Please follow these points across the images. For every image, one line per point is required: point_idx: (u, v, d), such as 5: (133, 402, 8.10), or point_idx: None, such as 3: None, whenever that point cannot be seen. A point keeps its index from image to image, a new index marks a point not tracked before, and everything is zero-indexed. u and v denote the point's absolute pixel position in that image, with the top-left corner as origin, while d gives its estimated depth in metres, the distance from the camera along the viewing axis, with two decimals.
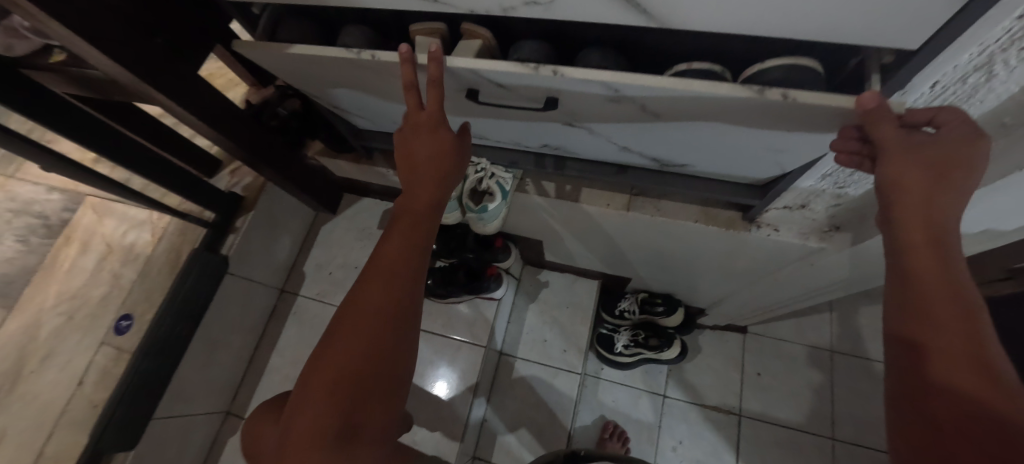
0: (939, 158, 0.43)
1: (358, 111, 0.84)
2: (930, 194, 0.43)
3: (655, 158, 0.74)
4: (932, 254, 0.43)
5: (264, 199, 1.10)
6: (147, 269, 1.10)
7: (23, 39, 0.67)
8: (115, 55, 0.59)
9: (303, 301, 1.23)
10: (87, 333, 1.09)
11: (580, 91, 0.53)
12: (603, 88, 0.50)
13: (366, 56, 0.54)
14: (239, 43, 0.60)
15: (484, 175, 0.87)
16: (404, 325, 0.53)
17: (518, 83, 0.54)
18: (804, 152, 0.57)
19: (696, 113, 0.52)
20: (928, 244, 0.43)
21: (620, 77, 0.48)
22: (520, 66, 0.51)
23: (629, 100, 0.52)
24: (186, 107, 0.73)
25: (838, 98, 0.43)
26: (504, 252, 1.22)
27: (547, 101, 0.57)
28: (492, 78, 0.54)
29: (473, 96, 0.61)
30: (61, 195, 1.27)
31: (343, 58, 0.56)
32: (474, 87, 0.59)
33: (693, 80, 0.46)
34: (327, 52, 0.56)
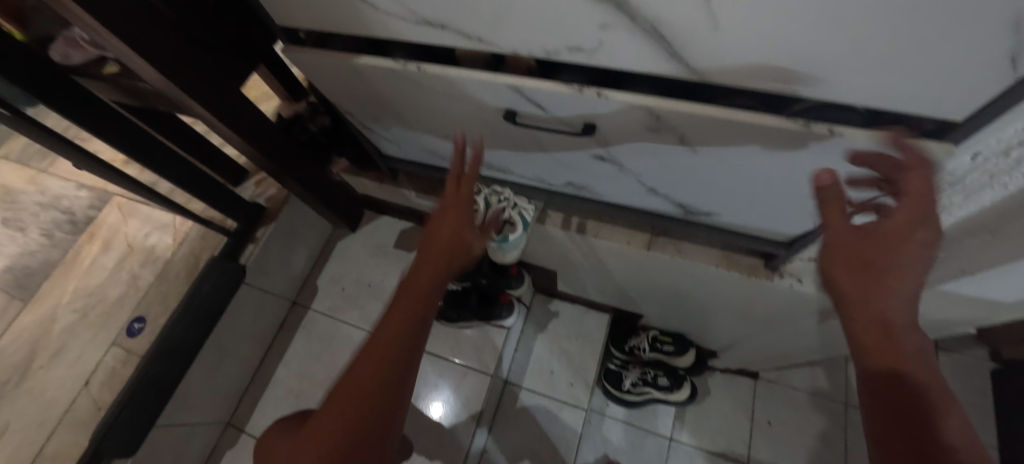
0: (886, 239, 0.40)
1: (385, 132, 0.85)
2: (874, 284, 0.40)
3: (679, 205, 0.74)
4: (886, 338, 0.39)
5: (286, 210, 1.11)
6: (165, 273, 1.11)
7: (80, 49, 0.70)
8: (164, 70, 0.61)
9: (314, 315, 1.22)
10: (100, 331, 1.09)
11: (621, 118, 0.54)
12: (645, 115, 0.51)
13: (412, 67, 0.58)
14: (290, 49, 0.65)
15: (507, 205, 0.88)
16: (391, 405, 0.52)
17: (559, 106, 0.55)
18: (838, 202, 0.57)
19: (737, 148, 0.52)
20: (885, 331, 0.40)
21: (663, 102, 0.49)
22: (564, 87, 0.52)
23: (669, 130, 0.53)
24: (224, 120, 0.74)
25: (882, 135, 0.44)
26: (517, 279, 1.20)
27: (585, 127, 0.57)
28: (534, 99, 0.55)
29: (512, 118, 0.60)
30: (88, 191, 1.29)
31: (389, 68, 0.59)
32: (513, 108, 0.59)
33: (737, 112, 0.48)
34: (375, 61, 0.60)
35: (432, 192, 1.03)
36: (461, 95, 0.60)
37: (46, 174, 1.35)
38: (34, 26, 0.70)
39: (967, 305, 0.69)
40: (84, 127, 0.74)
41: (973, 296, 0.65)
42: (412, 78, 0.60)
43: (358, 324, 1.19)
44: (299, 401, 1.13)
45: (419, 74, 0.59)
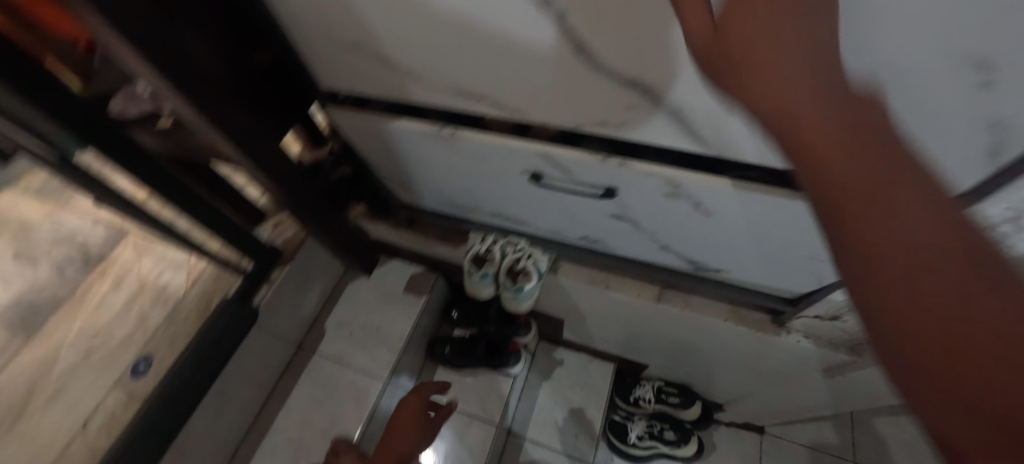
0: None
1: (410, 183, 0.90)
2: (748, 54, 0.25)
3: (691, 260, 0.77)
4: (795, 123, 0.24)
5: (302, 253, 1.13)
6: (176, 313, 1.11)
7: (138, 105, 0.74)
8: (215, 122, 0.65)
9: (320, 359, 1.19)
10: (102, 372, 1.08)
11: (641, 186, 0.58)
12: (663, 182, 0.56)
13: (447, 132, 0.64)
14: (333, 110, 0.72)
15: (522, 255, 0.91)
16: None
17: (583, 172, 0.60)
18: None
19: (752, 215, 0.56)
20: (790, 123, 0.24)
21: (682, 173, 0.54)
22: (588, 155, 0.57)
23: (687, 197, 0.57)
24: (260, 167, 0.77)
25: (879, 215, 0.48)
26: (525, 327, 1.22)
27: (606, 191, 0.62)
28: (560, 164, 0.60)
29: (536, 180, 0.66)
30: (105, 228, 1.32)
31: (425, 132, 0.66)
32: (538, 170, 0.64)
33: (750, 183, 0.52)
34: (412, 125, 0.67)
35: (446, 241, 1.06)
36: (492, 156, 0.65)
37: (64, 210, 1.37)
38: (97, 83, 0.78)
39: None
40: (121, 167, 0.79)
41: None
42: (446, 142, 0.66)
43: (365, 370, 1.16)
44: (300, 452, 1.08)
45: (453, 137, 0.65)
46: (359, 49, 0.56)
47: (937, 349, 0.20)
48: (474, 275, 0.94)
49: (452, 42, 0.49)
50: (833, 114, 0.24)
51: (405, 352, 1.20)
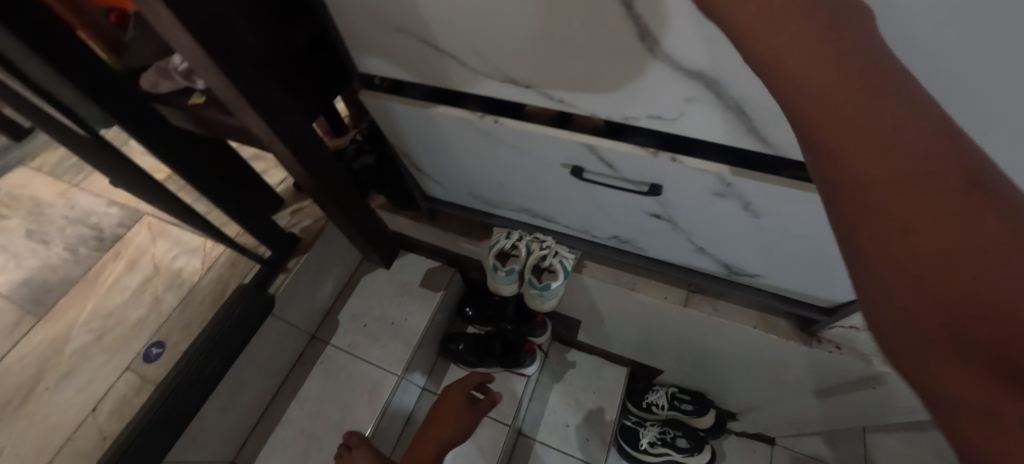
0: None
1: (437, 175, 0.89)
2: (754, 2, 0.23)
3: (725, 264, 0.75)
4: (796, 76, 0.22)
5: (319, 243, 1.11)
6: (191, 298, 1.10)
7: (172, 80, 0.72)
8: (251, 100, 0.64)
9: (333, 351, 1.17)
10: (114, 355, 1.06)
11: (690, 183, 0.56)
12: (716, 179, 0.54)
13: (489, 121, 0.61)
14: (367, 95, 0.69)
15: (548, 253, 0.88)
16: None
17: (630, 167, 0.58)
18: None
19: (807, 220, 0.54)
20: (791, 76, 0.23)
21: (737, 171, 0.52)
22: (637, 149, 0.55)
23: (737, 196, 0.55)
24: (290, 152, 0.75)
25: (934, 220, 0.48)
26: (541, 327, 1.20)
27: (652, 187, 0.60)
28: (606, 157, 0.58)
29: (577, 174, 0.64)
30: (120, 209, 1.30)
31: (467, 119, 0.63)
32: (581, 163, 0.62)
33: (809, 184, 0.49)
34: (452, 112, 0.63)
35: (468, 235, 1.04)
36: (533, 148, 0.63)
37: (79, 189, 1.36)
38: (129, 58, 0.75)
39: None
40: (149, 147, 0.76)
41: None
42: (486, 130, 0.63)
43: (379, 364, 1.13)
44: (311, 444, 1.06)
45: (495, 127, 0.62)
46: (405, 33, 0.55)
47: (953, 319, 0.18)
48: (499, 271, 0.91)
49: (507, 26, 0.47)
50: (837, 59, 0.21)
51: (419, 347, 1.18)
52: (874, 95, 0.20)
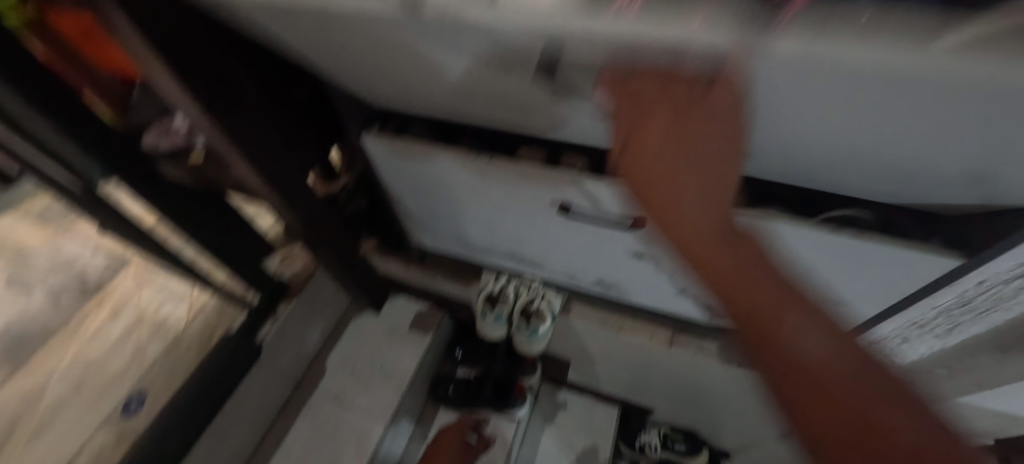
0: (655, 140, 0.37)
1: (426, 220, 0.92)
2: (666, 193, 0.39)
3: (706, 308, 0.78)
4: (705, 255, 0.40)
5: (308, 288, 1.12)
6: (175, 346, 1.08)
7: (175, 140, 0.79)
8: (249, 152, 0.66)
9: (320, 398, 1.14)
10: (92, 408, 1.03)
11: None
12: None
13: (482, 159, 0.64)
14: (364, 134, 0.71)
15: (535, 297, 0.93)
16: None
17: (614, 205, 0.61)
18: (866, 307, 0.61)
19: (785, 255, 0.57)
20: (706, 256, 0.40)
21: None
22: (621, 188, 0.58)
23: None
24: (284, 201, 0.78)
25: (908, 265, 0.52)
26: (531, 367, 1.20)
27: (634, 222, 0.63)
28: (591, 195, 0.61)
29: (564, 209, 0.67)
30: (106, 256, 1.30)
31: (459, 157, 0.65)
32: (567, 201, 0.65)
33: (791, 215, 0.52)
34: (443, 152, 0.66)
35: (457, 277, 1.06)
36: (521, 187, 0.66)
37: (64, 236, 1.35)
38: (132, 115, 0.82)
39: (994, 420, 0.70)
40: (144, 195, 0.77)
41: (996, 409, 0.68)
42: (478, 169, 0.66)
43: (367, 410, 1.11)
44: None
45: (485, 164, 0.65)
46: (400, 89, 0.58)
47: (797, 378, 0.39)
48: (487, 316, 0.95)
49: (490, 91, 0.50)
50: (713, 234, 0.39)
51: (408, 392, 1.16)
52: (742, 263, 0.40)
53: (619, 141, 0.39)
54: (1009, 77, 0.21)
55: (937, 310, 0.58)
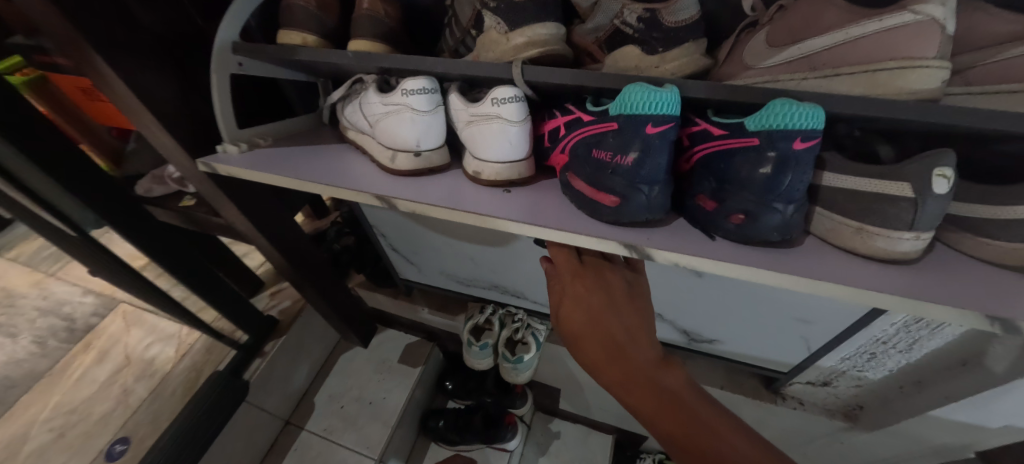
0: (579, 290, 0.48)
1: (411, 254, 0.96)
2: (594, 331, 0.47)
3: (684, 331, 0.81)
4: (633, 377, 0.47)
5: (297, 324, 1.13)
6: (162, 387, 1.08)
7: (166, 185, 0.81)
8: (235, 194, 0.69)
9: (308, 437, 1.13)
10: (73, 454, 0.99)
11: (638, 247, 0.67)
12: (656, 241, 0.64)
13: None
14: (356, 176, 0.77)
15: (521, 326, 0.93)
16: None
17: None
18: (829, 322, 0.65)
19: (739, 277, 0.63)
20: (635, 378, 0.47)
21: None
22: None
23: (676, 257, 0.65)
24: (271, 239, 0.80)
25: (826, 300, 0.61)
26: (521, 397, 1.22)
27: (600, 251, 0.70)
28: None
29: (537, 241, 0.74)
30: (96, 298, 1.30)
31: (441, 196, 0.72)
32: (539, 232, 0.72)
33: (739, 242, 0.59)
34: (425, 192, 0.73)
35: (444, 308, 1.07)
36: None
37: (55, 279, 1.36)
38: (129, 166, 0.86)
39: (949, 430, 0.69)
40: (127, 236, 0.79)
41: (951, 419, 0.67)
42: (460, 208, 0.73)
43: (356, 448, 1.09)
44: None
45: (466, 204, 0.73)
46: None
47: None
48: (473, 345, 0.93)
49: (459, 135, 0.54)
50: (639, 359, 0.47)
51: (398, 428, 1.14)
52: (662, 379, 0.47)
53: (552, 306, 0.51)
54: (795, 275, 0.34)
55: (896, 327, 0.62)
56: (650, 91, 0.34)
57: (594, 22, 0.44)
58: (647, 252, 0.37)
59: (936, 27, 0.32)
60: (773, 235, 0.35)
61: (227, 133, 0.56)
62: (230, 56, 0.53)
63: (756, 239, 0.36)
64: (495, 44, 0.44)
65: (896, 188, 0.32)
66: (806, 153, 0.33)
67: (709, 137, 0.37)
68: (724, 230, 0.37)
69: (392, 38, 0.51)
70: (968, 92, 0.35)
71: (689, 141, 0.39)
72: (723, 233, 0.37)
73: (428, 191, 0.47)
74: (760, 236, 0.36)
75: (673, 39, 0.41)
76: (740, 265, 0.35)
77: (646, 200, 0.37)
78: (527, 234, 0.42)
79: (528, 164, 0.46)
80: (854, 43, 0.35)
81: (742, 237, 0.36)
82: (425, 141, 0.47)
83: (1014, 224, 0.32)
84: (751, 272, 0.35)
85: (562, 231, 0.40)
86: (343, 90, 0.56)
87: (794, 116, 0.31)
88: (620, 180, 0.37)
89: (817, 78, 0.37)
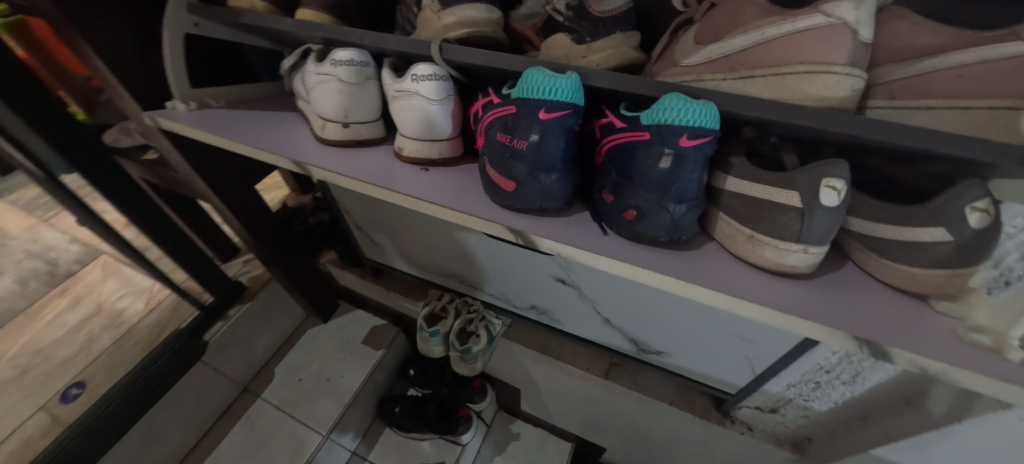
0: None
1: (376, 234, 0.96)
2: None
3: (633, 340, 0.80)
4: None
5: (264, 293, 1.14)
6: (126, 339, 1.09)
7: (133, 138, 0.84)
8: (190, 152, 0.70)
9: (262, 406, 1.13)
10: (31, 392, 1.02)
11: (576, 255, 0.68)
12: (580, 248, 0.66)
13: None
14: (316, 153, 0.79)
15: (476, 317, 0.93)
16: None
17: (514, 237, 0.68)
18: (771, 344, 0.63)
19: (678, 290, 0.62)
20: None
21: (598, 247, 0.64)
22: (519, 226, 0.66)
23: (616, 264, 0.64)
24: (228, 202, 0.80)
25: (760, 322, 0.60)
26: (480, 393, 1.19)
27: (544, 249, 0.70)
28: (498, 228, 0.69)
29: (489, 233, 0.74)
30: (80, 247, 1.33)
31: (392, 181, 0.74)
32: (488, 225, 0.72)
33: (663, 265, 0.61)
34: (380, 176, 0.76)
35: (408, 294, 1.06)
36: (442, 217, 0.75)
37: (46, 225, 1.40)
38: (98, 114, 0.87)
39: None
40: (92, 183, 0.81)
41: None
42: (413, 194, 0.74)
43: (307, 422, 1.09)
44: None
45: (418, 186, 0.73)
46: None
47: None
48: (425, 331, 0.94)
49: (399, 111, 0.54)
50: None
51: (351, 408, 1.14)
52: None
53: None
54: (671, 279, 0.34)
55: (838, 355, 0.59)
56: (547, 76, 0.34)
57: (527, 8, 0.46)
58: (534, 241, 0.37)
59: (847, 32, 0.31)
60: (662, 236, 0.34)
61: (180, 90, 0.57)
62: (186, 16, 0.54)
63: (646, 238, 0.35)
64: (429, 22, 0.44)
65: (785, 197, 0.31)
66: (697, 151, 0.32)
67: (613, 129, 0.36)
68: (616, 225, 0.36)
69: (341, 10, 0.51)
70: (888, 107, 0.34)
71: (598, 133, 0.38)
72: (616, 229, 0.36)
73: (352, 162, 0.48)
74: (650, 236, 0.35)
75: (600, 29, 0.40)
76: (624, 262, 0.35)
77: (538, 193, 0.37)
78: (436, 214, 0.42)
79: (451, 143, 0.45)
80: (768, 45, 0.33)
81: (632, 234, 0.35)
82: (353, 113, 0.47)
83: (914, 245, 0.30)
84: (632, 271, 0.35)
85: (461, 212, 0.40)
86: (294, 58, 0.54)
87: (686, 113, 0.31)
88: (516, 166, 0.36)
89: (733, 79, 0.35)
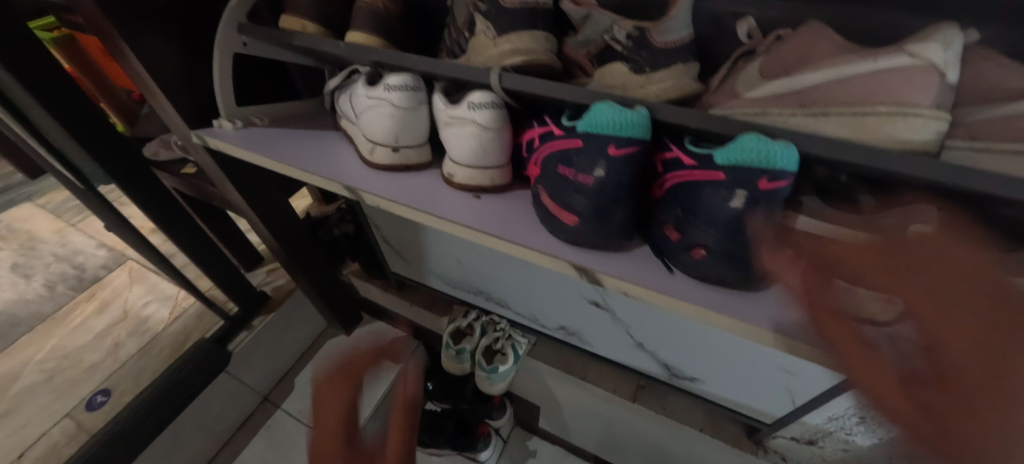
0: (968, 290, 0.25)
1: (404, 248, 0.97)
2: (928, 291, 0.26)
3: (665, 365, 0.78)
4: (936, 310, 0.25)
5: (288, 303, 1.15)
6: (151, 345, 1.10)
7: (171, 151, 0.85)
8: (229, 167, 0.70)
9: (282, 417, 1.13)
10: (58, 397, 1.02)
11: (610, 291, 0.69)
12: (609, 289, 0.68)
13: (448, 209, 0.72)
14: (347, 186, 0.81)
15: (501, 335, 0.93)
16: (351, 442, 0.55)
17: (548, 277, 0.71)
18: (814, 376, 0.62)
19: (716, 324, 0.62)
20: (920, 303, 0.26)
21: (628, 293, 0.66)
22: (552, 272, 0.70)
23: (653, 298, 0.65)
24: (261, 216, 0.81)
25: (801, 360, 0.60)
26: (499, 409, 1.18)
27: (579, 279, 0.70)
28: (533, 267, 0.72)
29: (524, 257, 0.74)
30: (107, 252, 1.35)
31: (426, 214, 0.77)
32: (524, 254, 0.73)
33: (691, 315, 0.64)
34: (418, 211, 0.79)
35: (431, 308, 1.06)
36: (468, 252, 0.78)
37: (74, 229, 1.42)
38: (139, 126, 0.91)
39: None
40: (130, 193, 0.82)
41: None
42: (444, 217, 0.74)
43: None
44: None
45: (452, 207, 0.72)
46: None
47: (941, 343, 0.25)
48: (451, 349, 0.93)
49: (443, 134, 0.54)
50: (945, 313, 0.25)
51: None
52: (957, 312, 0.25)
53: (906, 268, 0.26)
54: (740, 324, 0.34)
55: None
56: (617, 110, 0.33)
57: (584, 35, 0.44)
58: (598, 280, 0.37)
59: (934, 73, 0.30)
60: (731, 276, 0.34)
61: (227, 109, 0.58)
62: (235, 35, 0.54)
63: (714, 277, 0.35)
64: (484, 47, 0.44)
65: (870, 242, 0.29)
66: (775, 194, 0.31)
67: (679, 166, 0.35)
68: (682, 264, 0.36)
69: (391, 33, 0.51)
70: (969, 148, 0.32)
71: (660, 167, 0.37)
72: (682, 267, 0.36)
73: (402, 187, 0.48)
74: (718, 275, 0.35)
75: (660, 60, 0.40)
76: (692, 305, 0.35)
77: (603, 229, 0.36)
78: (492, 245, 0.41)
79: (503, 171, 0.45)
80: (843, 84, 0.33)
81: (699, 274, 0.35)
82: (403, 138, 0.47)
83: None
84: (701, 312, 0.35)
85: (520, 246, 0.39)
86: (340, 79, 0.55)
87: (767, 155, 0.30)
88: (579, 200, 0.36)
89: (803, 115, 0.34)
